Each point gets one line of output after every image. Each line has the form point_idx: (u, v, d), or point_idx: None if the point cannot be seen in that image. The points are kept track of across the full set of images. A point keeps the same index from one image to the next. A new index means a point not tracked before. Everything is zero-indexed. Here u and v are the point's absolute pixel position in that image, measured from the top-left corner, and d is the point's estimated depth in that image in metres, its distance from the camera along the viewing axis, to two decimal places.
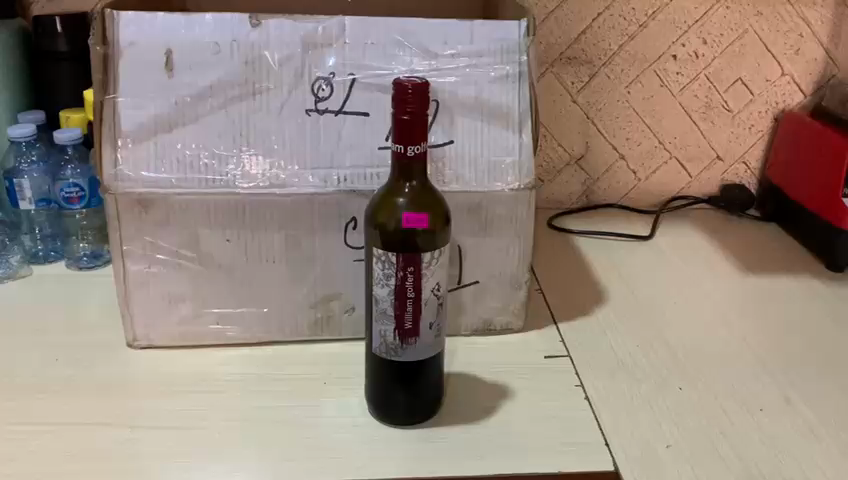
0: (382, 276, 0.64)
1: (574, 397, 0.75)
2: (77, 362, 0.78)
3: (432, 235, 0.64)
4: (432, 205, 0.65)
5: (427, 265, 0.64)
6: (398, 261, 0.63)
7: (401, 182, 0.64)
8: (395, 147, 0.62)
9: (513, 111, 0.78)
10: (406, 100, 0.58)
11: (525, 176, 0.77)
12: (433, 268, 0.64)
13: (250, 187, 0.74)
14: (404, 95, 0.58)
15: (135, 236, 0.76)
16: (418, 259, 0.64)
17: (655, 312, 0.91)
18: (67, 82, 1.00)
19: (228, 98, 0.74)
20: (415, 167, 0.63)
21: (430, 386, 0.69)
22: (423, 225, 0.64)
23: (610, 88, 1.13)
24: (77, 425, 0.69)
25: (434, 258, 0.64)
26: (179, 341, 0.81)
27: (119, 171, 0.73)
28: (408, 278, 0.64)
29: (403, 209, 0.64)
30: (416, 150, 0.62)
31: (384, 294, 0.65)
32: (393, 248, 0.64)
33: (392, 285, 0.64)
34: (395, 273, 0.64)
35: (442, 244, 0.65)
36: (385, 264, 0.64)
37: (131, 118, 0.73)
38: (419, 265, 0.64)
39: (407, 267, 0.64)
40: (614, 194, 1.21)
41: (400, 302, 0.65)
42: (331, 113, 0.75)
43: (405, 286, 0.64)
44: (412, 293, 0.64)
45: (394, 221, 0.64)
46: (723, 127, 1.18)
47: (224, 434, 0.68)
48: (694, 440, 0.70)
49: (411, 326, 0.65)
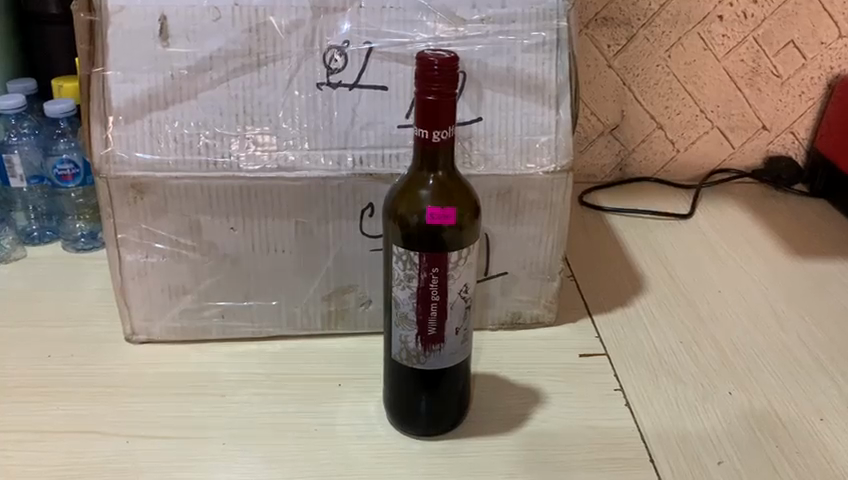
0: (403, 278, 0.57)
1: (612, 403, 0.68)
2: (71, 359, 0.72)
3: (460, 231, 0.57)
4: (460, 196, 0.57)
5: (454, 265, 0.57)
6: (421, 261, 0.56)
7: (425, 171, 0.56)
8: (418, 133, 0.53)
9: (549, 83, 0.69)
10: (433, 80, 0.51)
11: (562, 158, 0.69)
12: (460, 269, 0.57)
13: (255, 169, 0.67)
14: (430, 74, 0.51)
15: (130, 223, 0.69)
16: (445, 260, 0.56)
17: (698, 302, 0.83)
18: (59, 49, 0.93)
19: (230, 70, 0.66)
20: (441, 154, 0.55)
21: (458, 390, 0.62)
22: (450, 220, 0.56)
23: (650, 51, 1.04)
24: (70, 434, 0.63)
25: (462, 258, 0.57)
26: (181, 335, 0.74)
27: (111, 152, 0.66)
28: (432, 281, 0.57)
29: (427, 203, 0.56)
30: (442, 137, 0.53)
31: (405, 297, 0.58)
32: (416, 246, 0.56)
33: (414, 288, 0.57)
34: (418, 275, 0.56)
35: (471, 242, 0.57)
36: (406, 265, 0.57)
37: (122, 93, 0.65)
38: (445, 265, 0.56)
39: (431, 267, 0.56)
40: (650, 167, 1.12)
41: (423, 307, 0.57)
42: (344, 87, 0.67)
43: (428, 289, 0.57)
44: (437, 296, 0.57)
45: (417, 216, 0.56)
46: (771, 94, 1.08)
47: (229, 446, 0.62)
48: (747, 456, 0.63)
49: (435, 332, 0.58)
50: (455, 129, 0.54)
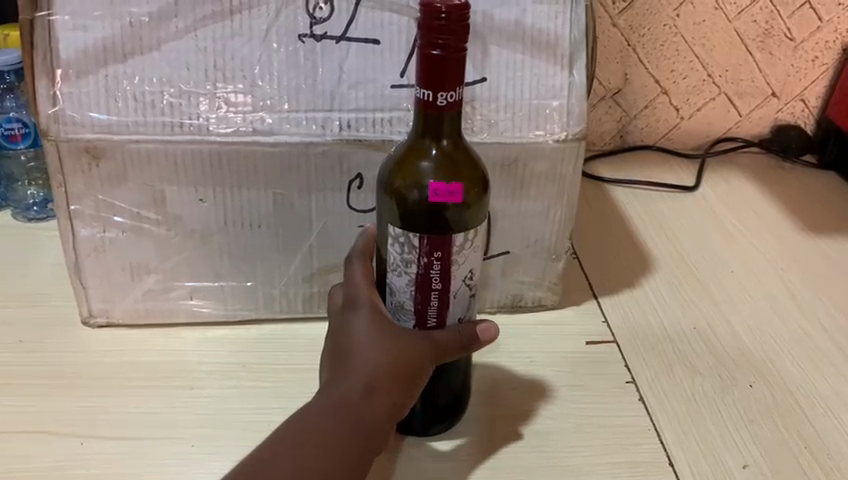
0: (401, 263, 0.50)
1: (625, 398, 0.62)
2: (19, 345, 0.64)
3: (465, 209, 0.50)
4: (466, 169, 0.50)
5: (458, 249, 0.49)
6: (421, 245, 0.49)
7: (426, 141, 0.48)
8: (419, 94, 0.45)
9: (562, 40, 0.61)
10: (439, 32, 0.43)
11: (574, 125, 0.62)
12: (465, 253, 0.50)
13: (227, 132, 0.58)
14: (437, 25, 0.43)
15: (84, 193, 0.60)
16: (449, 244, 0.49)
17: (710, 283, 0.77)
18: None
19: (199, 18, 0.57)
20: (447, 118, 0.47)
21: (438, 399, 0.56)
22: (455, 197, 0.49)
23: (657, 9, 0.93)
24: (16, 434, 0.56)
25: (468, 241, 0.50)
26: (144, 318, 0.67)
27: (60, 111, 0.57)
28: (433, 267, 0.49)
29: (429, 178, 0.49)
30: (449, 100, 0.45)
31: (403, 286, 0.50)
32: (416, 228, 0.49)
33: (412, 275, 0.50)
34: (417, 260, 0.49)
35: (477, 222, 0.50)
36: (404, 248, 0.49)
37: (72, 43, 0.56)
38: (449, 249, 0.49)
39: (433, 252, 0.49)
40: (652, 135, 1.02)
41: (422, 295, 0.50)
42: (331, 39, 0.58)
43: (429, 277, 0.50)
44: (439, 284, 0.50)
45: (417, 192, 0.49)
46: (782, 59, 0.99)
47: (198, 449, 0.55)
48: (774, 458, 0.57)
49: (436, 323, 0.51)
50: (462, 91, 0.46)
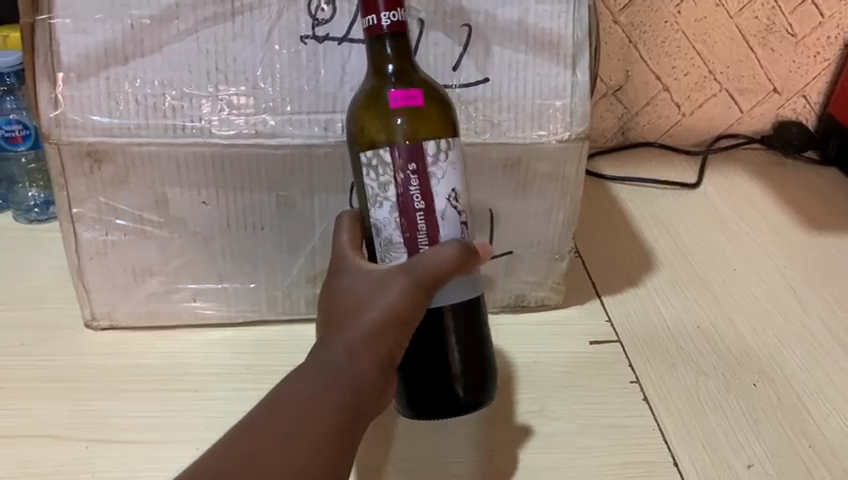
0: (379, 188, 0.49)
1: (629, 398, 0.62)
2: (23, 349, 0.64)
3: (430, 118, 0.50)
4: (424, 80, 0.50)
5: (434, 160, 0.49)
6: (395, 159, 0.48)
7: (383, 56, 0.49)
8: (365, 24, 0.46)
9: (565, 40, 0.61)
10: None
11: (577, 125, 0.61)
12: (443, 165, 0.49)
13: (230, 134, 0.58)
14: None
15: (86, 196, 0.60)
16: (422, 151, 0.48)
17: (713, 281, 0.77)
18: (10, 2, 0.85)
19: (200, 20, 0.57)
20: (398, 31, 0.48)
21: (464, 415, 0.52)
22: (416, 101, 0.49)
23: (659, 6, 0.93)
24: (21, 439, 0.55)
25: (444, 152, 0.49)
26: (148, 321, 0.66)
27: (61, 114, 0.57)
28: (412, 182, 0.48)
29: (390, 90, 0.49)
30: (392, 22, 0.46)
31: (386, 215, 0.49)
32: (384, 146, 0.49)
33: (392, 198, 0.49)
34: (394, 178, 0.48)
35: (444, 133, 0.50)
36: (379, 171, 0.49)
37: (73, 46, 0.56)
38: (424, 160, 0.48)
39: (408, 165, 0.48)
40: (653, 132, 1.02)
41: (407, 220, 0.49)
42: (333, 41, 0.58)
43: (409, 195, 0.49)
44: (421, 203, 0.49)
45: (383, 110, 0.49)
46: (784, 55, 0.98)
47: (203, 452, 0.55)
48: (779, 458, 0.57)
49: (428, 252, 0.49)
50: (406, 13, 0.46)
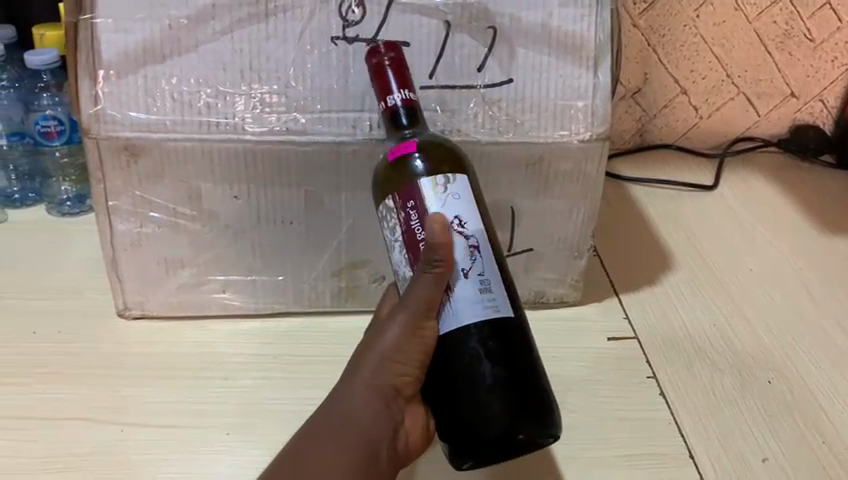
0: (390, 234, 0.52)
1: (646, 393, 0.63)
2: (58, 336, 0.66)
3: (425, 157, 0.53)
4: (428, 136, 0.54)
5: (429, 193, 0.50)
6: (395, 202, 0.51)
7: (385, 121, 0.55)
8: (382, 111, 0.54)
9: (587, 43, 0.62)
10: (384, 72, 0.53)
11: (598, 125, 0.63)
12: (440, 195, 0.50)
13: (262, 131, 0.60)
14: (380, 62, 0.53)
15: (122, 190, 0.62)
16: (417, 188, 0.51)
17: (728, 282, 0.78)
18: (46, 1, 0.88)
19: (235, 21, 0.59)
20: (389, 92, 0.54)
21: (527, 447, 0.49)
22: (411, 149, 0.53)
23: (678, 10, 0.94)
24: (58, 421, 0.58)
25: (442, 184, 0.50)
26: (178, 311, 0.69)
27: (101, 110, 0.59)
28: (412, 217, 0.50)
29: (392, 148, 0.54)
30: (400, 97, 0.53)
31: (398, 256, 0.51)
32: (390, 194, 0.52)
33: (399, 237, 0.51)
34: (398, 219, 0.51)
35: (448, 169, 0.52)
36: (388, 218, 0.52)
37: (113, 45, 0.58)
38: (420, 195, 0.50)
39: (406, 203, 0.51)
40: (671, 134, 1.03)
41: (412, 253, 0.50)
42: (363, 42, 0.60)
43: (411, 230, 0.50)
44: (422, 234, 0.50)
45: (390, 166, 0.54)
46: (801, 60, 0.99)
47: (234, 437, 0.57)
48: (793, 453, 0.58)
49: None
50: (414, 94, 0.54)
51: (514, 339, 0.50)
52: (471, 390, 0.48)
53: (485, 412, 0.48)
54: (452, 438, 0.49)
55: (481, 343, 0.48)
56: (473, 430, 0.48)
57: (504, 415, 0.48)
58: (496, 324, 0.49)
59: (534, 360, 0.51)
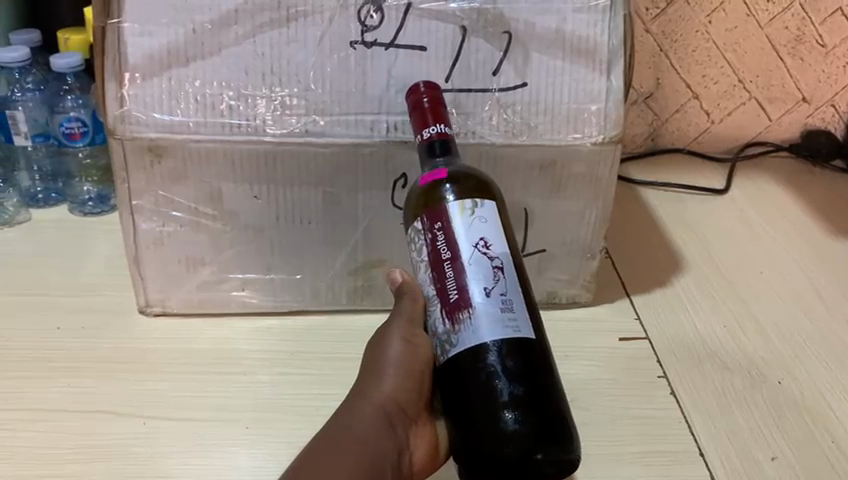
0: (418, 253, 0.54)
1: (657, 392, 0.64)
2: (82, 332, 0.68)
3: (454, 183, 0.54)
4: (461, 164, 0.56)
5: (456, 216, 0.52)
6: (424, 222, 0.53)
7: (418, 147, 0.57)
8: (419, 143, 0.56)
9: (601, 47, 0.64)
10: (422, 107, 0.55)
11: (610, 128, 0.64)
12: (466, 218, 0.52)
13: (282, 133, 0.62)
14: (418, 98, 0.56)
15: (145, 190, 0.64)
16: (445, 210, 0.53)
17: (739, 284, 0.79)
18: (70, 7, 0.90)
19: (257, 25, 0.61)
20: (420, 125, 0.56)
21: (545, 469, 0.48)
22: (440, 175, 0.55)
23: (690, 16, 0.95)
24: (82, 414, 0.59)
25: (470, 208, 0.52)
26: (198, 308, 0.70)
27: (126, 112, 0.61)
28: (439, 237, 0.52)
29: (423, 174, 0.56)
30: (431, 132, 0.55)
31: (424, 275, 0.53)
32: (419, 215, 0.54)
33: (426, 257, 0.53)
34: (425, 239, 0.53)
35: (479, 194, 0.54)
36: (416, 238, 0.54)
37: (139, 48, 0.60)
38: (447, 216, 0.52)
39: (434, 224, 0.53)
40: (683, 138, 1.04)
41: (438, 272, 0.52)
42: (380, 46, 0.62)
43: (437, 250, 0.52)
44: (448, 253, 0.52)
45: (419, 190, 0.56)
46: (813, 65, 1.00)
47: (253, 430, 0.59)
48: (803, 452, 0.59)
49: (457, 296, 0.51)
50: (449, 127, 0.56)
51: (534, 360, 0.49)
52: (490, 408, 0.48)
53: (503, 429, 0.47)
54: (470, 459, 0.49)
55: (499, 359, 0.49)
56: (491, 448, 0.47)
57: (523, 433, 0.47)
58: (515, 343, 0.49)
59: (554, 385, 0.50)
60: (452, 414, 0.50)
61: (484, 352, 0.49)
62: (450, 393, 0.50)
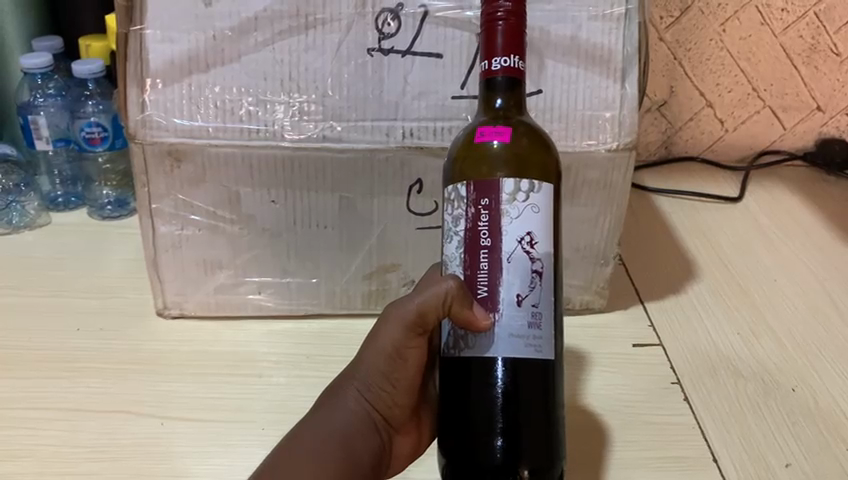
0: (452, 223, 0.47)
1: (670, 398, 0.65)
2: (101, 333, 0.69)
3: (511, 152, 0.49)
4: (522, 131, 0.50)
5: (508, 199, 0.46)
6: (469, 194, 0.47)
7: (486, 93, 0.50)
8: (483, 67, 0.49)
9: (615, 55, 0.64)
10: (495, 27, 0.47)
11: (624, 135, 0.65)
12: (518, 205, 0.46)
13: (299, 138, 0.63)
14: (494, 13, 0.47)
15: (165, 193, 0.65)
16: (497, 188, 0.46)
17: (754, 291, 0.79)
18: (91, 18, 0.92)
19: (277, 32, 0.61)
20: (493, 49, 0.48)
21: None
22: (500, 135, 0.49)
23: (704, 24, 0.95)
24: (101, 413, 0.60)
25: (524, 191, 0.46)
26: (215, 311, 0.71)
27: (147, 117, 0.62)
28: (482, 218, 0.46)
29: (480, 125, 0.50)
30: (503, 64, 0.48)
31: (454, 251, 0.48)
32: (465, 180, 0.47)
33: (462, 234, 0.47)
34: (466, 212, 0.47)
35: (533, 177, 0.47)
36: (456, 204, 0.47)
37: (160, 55, 0.61)
38: (497, 196, 0.46)
39: (480, 200, 0.46)
40: (696, 146, 1.04)
41: (471, 257, 0.46)
42: (397, 53, 0.62)
43: (477, 232, 0.46)
44: (488, 240, 0.46)
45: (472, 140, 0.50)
46: (828, 74, 1.00)
47: (268, 432, 0.59)
48: (817, 459, 0.59)
49: (487, 295, 0.46)
50: (522, 63, 0.48)
51: (539, 391, 0.46)
52: (480, 418, 0.46)
53: (487, 452, 0.45)
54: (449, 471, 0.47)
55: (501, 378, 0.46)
56: (471, 469, 0.45)
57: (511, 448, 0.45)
58: (530, 365, 0.46)
59: (555, 419, 0.47)
60: (446, 419, 0.48)
61: (488, 370, 0.46)
62: (446, 399, 0.48)
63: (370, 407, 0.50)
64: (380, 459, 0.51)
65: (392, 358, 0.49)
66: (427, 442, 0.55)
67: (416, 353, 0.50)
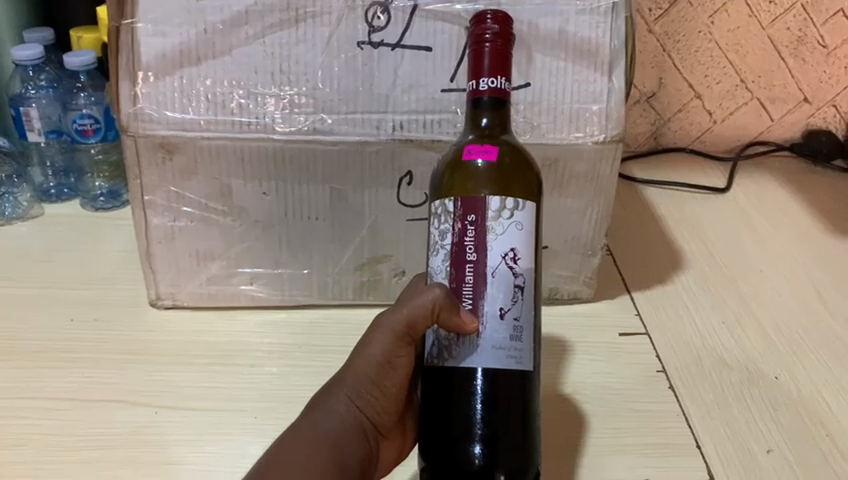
0: (439, 237, 0.49)
1: (656, 386, 0.66)
2: (95, 323, 0.70)
3: (497, 170, 0.50)
4: (508, 149, 0.51)
5: (494, 216, 0.47)
6: (456, 210, 0.48)
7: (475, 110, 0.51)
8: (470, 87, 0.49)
9: (603, 48, 0.65)
10: (482, 45, 0.48)
11: (611, 128, 0.65)
12: (503, 222, 0.47)
13: (289, 131, 0.63)
14: (482, 34, 0.48)
15: (157, 185, 0.66)
16: (482, 205, 0.47)
17: (740, 281, 0.80)
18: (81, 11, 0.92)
19: (267, 26, 0.62)
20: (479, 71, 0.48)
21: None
22: (487, 154, 0.50)
23: (692, 17, 0.96)
24: (95, 403, 0.61)
25: (509, 210, 0.47)
26: (208, 302, 0.72)
27: (139, 109, 0.62)
28: (468, 233, 0.47)
29: (468, 143, 0.52)
30: (489, 85, 0.48)
31: (440, 263, 0.49)
32: (452, 195, 0.49)
33: (448, 247, 0.48)
34: (452, 227, 0.48)
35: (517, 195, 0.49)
36: (443, 218, 0.49)
37: (152, 48, 0.62)
38: (483, 213, 0.47)
39: (466, 215, 0.47)
40: (685, 137, 1.05)
41: (457, 270, 0.48)
42: (387, 46, 0.63)
43: (463, 245, 0.47)
44: (473, 255, 0.47)
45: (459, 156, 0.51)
46: (815, 66, 1.01)
47: (260, 420, 0.60)
48: (798, 445, 0.61)
49: (471, 307, 0.47)
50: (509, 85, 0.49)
51: (518, 395, 0.47)
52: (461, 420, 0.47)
53: (468, 454, 0.46)
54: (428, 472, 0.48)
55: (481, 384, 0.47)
56: (450, 470, 0.46)
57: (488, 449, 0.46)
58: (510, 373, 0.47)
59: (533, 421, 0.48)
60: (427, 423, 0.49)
61: (470, 375, 0.47)
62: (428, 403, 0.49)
63: (360, 413, 0.51)
64: (367, 465, 0.51)
65: (382, 365, 0.50)
66: (410, 447, 0.56)
67: (405, 363, 0.51)
